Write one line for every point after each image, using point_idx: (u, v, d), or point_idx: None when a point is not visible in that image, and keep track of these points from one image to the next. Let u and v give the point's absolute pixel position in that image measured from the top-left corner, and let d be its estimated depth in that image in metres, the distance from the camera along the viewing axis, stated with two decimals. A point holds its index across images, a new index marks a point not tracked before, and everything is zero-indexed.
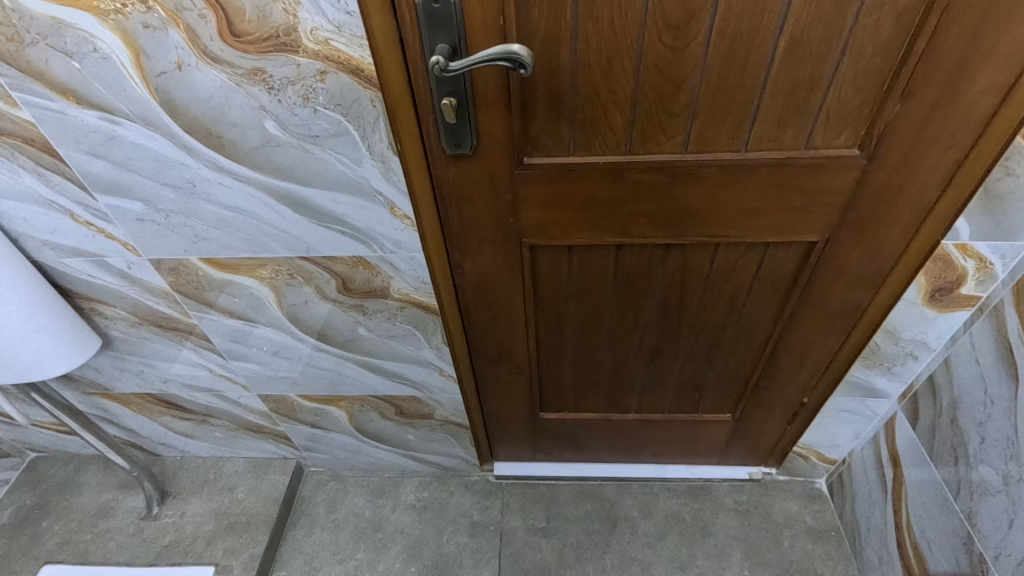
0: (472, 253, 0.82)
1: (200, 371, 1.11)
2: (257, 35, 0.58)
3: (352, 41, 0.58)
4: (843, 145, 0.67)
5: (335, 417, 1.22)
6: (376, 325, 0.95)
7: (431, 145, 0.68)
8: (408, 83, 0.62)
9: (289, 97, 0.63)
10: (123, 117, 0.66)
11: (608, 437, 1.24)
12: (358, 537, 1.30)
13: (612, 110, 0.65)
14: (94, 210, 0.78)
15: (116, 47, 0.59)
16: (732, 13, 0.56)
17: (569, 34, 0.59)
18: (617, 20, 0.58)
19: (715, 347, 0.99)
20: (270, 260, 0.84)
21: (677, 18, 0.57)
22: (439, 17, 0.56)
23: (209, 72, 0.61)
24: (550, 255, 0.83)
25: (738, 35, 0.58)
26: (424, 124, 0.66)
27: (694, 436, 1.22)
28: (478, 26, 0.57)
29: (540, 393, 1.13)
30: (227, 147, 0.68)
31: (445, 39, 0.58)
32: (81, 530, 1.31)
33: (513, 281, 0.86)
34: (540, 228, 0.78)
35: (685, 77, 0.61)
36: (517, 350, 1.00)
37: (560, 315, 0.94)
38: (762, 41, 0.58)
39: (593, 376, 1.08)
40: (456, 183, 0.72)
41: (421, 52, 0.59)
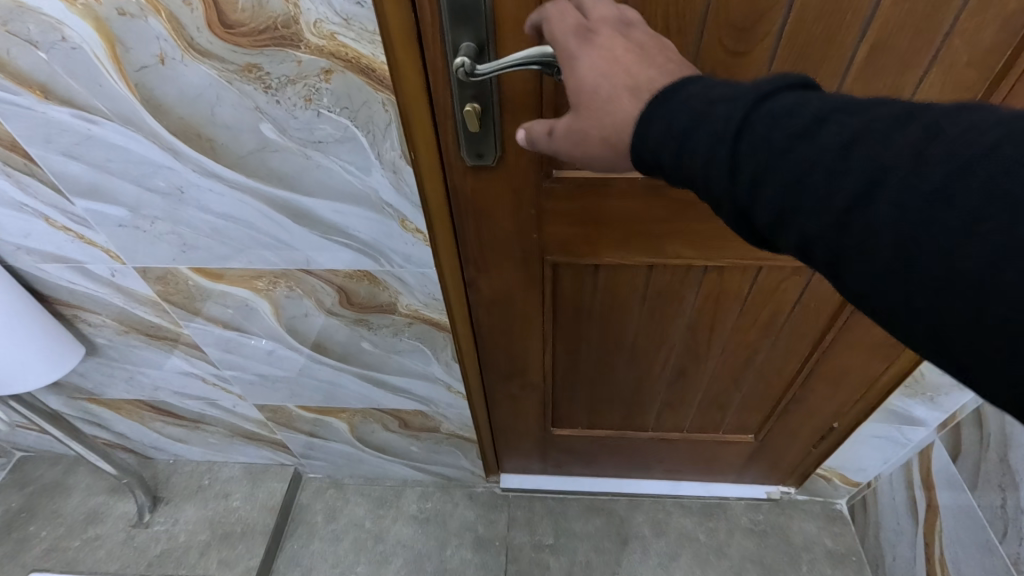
0: (488, 269, 0.74)
1: (192, 379, 1.04)
2: (252, 26, 0.49)
3: (362, 36, 0.50)
4: None
5: (335, 427, 1.15)
6: (381, 340, 0.88)
7: (449, 155, 0.60)
8: (425, 85, 0.54)
9: (288, 97, 0.55)
10: (100, 115, 0.58)
11: (621, 454, 1.18)
12: (358, 549, 1.25)
13: None
14: (72, 215, 0.70)
15: (88, 37, 0.51)
16: (809, 13, 0.48)
17: None
18: (673, 18, 0.49)
19: (744, 369, 0.92)
20: (266, 271, 0.76)
21: (743, 17, 0.49)
22: (466, 9, 0.48)
23: (196, 68, 0.53)
24: (573, 272, 0.76)
25: (812, 38, 0.50)
26: (442, 131, 0.58)
27: (713, 455, 1.16)
28: (511, 19, 0.49)
29: (552, 409, 1.07)
30: (218, 151, 0.60)
31: (470, 35, 0.50)
32: (70, 536, 1.26)
33: (532, 301, 0.79)
34: (567, 245, 0.70)
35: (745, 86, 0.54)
36: (531, 368, 0.93)
37: (580, 334, 0.87)
38: (839, 46, 0.51)
39: (610, 395, 1.01)
40: (475, 195, 0.64)
41: (442, 50, 0.51)
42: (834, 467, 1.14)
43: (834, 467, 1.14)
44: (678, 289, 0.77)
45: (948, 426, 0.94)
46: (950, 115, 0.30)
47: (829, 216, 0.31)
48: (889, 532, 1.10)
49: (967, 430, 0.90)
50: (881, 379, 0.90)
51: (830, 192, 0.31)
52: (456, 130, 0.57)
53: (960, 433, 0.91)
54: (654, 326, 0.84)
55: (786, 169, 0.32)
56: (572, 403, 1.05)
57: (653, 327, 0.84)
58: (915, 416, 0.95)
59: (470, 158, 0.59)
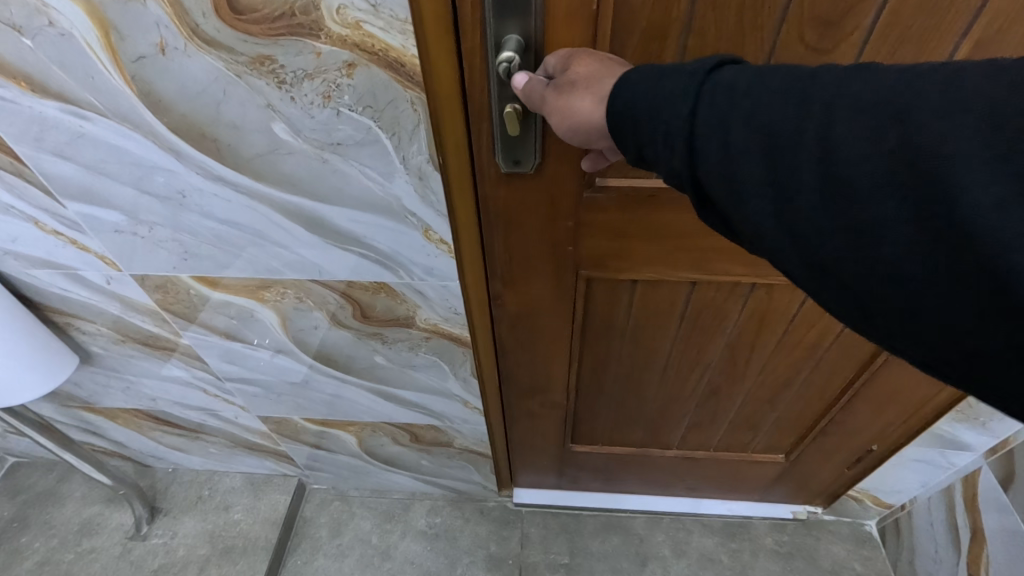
0: (515, 284, 0.68)
1: (192, 390, 0.99)
2: (266, 12, 0.43)
3: (391, 25, 0.44)
4: None
5: (342, 440, 1.10)
6: (396, 354, 0.82)
7: (482, 161, 0.54)
8: (461, 83, 0.48)
9: (305, 94, 0.48)
10: (93, 111, 0.52)
11: (642, 472, 1.13)
12: (364, 566, 1.19)
13: None
14: (63, 219, 0.64)
15: (78, 22, 0.45)
16: (907, 6, 0.43)
17: (680, 27, 0.46)
18: (749, 10, 0.44)
19: (782, 391, 0.87)
20: (274, 281, 0.70)
21: (830, 10, 0.44)
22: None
23: (201, 60, 0.46)
24: (607, 288, 0.70)
25: (907, 34, 0.45)
26: (476, 135, 0.52)
27: (739, 475, 1.11)
28: (565, 9, 0.44)
29: (572, 427, 1.01)
30: (224, 152, 0.54)
31: (516, 26, 0.44)
32: (63, 549, 1.20)
33: (561, 318, 0.73)
34: (603, 260, 0.65)
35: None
36: (554, 386, 0.87)
37: (609, 352, 0.81)
38: (938, 45, 0.45)
39: (635, 414, 0.96)
40: (507, 205, 0.58)
41: (482, 44, 0.46)
42: (867, 489, 1.09)
43: (867, 489, 1.09)
44: (720, 308, 0.72)
45: (999, 452, 0.88)
46: (879, 82, 0.30)
47: (789, 192, 0.32)
48: (926, 559, 1.04)
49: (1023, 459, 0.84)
50: (930, 402, 0.84)
51: (790, 168, 0.32)
52: (493, 134, 0.51)
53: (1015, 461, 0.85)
54: (690, 347, 0.78)
55: (740, 149, 0.33)
56: (592, 422, 1.00)
57: (688, 347, 0.79)
58: (963, 441, 0.89)
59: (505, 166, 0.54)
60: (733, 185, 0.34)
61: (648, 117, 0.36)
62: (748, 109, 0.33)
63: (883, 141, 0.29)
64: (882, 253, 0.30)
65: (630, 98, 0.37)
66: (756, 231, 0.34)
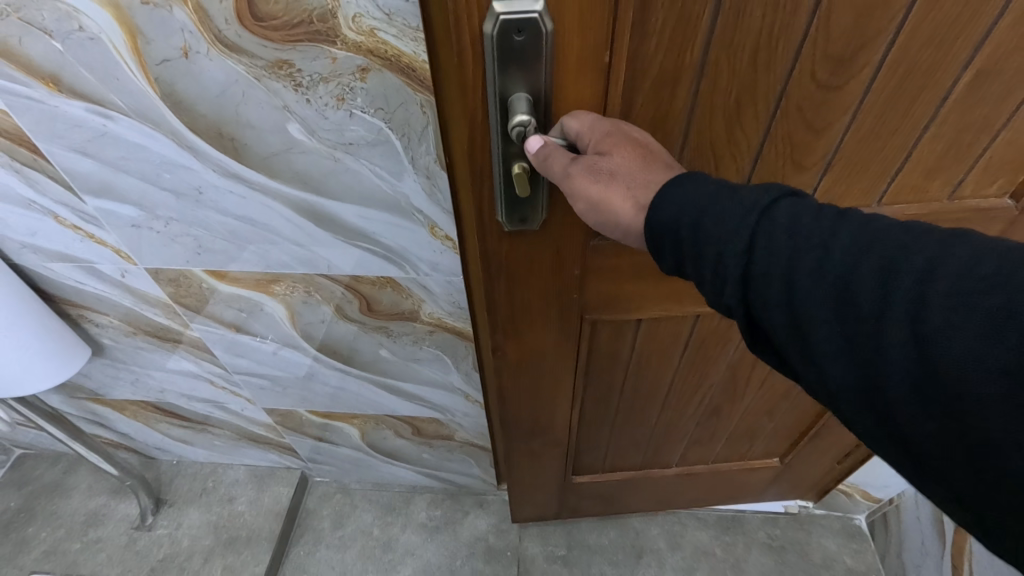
0: (519, 332, 0.68)
1: (200, 382, 1.01)
2: (285, 19, 0.46)
3: (403, 32, 0.46)
4: (993, 192, 0.60)
5: (346, 432, 1.12)
6: (400, 348, 0.84)
7: (485, 217, 0.53)
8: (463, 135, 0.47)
9: (320, 97, 0.51)
10: (117, 111, 0.54)
11: (643, 492, 1.13)
12: (366, 557, 1.22)
13: (728, 163, 0.53)
14: (82, 214, 0.67)
15: (107, 27, 0.47)
16: (914, 44, 0.45)
17: (690, 70, 0.46)
18: (761, 51, 0.45)
19: (779, 403, 0.91)
20: (284, 276, 0.73)
21: (841, 49, 0.45)
22: (518, 53, 0.41)
23: (222, 63, 0.49)
24: (612, 328, 0.73)
25: (913, 70, 0.47)
26: (478, 191, 0.51)
27: (737, 483, 1.13)
28: (575, 61, 0.43)
29: (574, 459, 1.01)
30: (241, 151, 0.57)
31: (523, 84, 0.43)
32: (70, 539, 1.23)
33: (567, 360, 0.74)
34: (610, 302, 0.68)
35: (832, 123, 0.51)
36: (558, 423, 0.87)
37: (613, 385, 0.83)
38: (940, 75, 0.48)
39: (637, 438, 0.97)
40: (511, 260, 0.58)
41: (484, 98, 0.44)
42: (856, 483, 1.12)
43: (856, 483, 1.12)
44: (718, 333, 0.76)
45: None
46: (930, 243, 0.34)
47: (843, 338, 0.35)
48: (913, 551, 1.07)
49: None
50: None
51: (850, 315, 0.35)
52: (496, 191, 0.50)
53: None
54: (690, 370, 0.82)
55: (804, 296, 0.36)
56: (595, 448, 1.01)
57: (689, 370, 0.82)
58: None
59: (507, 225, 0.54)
60: (790, 322, 0.37)
61: (706, 248, 0.39)
62: (808, 258, 0.36)
63: (940, 311, 0.32)
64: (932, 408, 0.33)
65: (679, 220, 0.40)
66: (816, 362, 0.37)
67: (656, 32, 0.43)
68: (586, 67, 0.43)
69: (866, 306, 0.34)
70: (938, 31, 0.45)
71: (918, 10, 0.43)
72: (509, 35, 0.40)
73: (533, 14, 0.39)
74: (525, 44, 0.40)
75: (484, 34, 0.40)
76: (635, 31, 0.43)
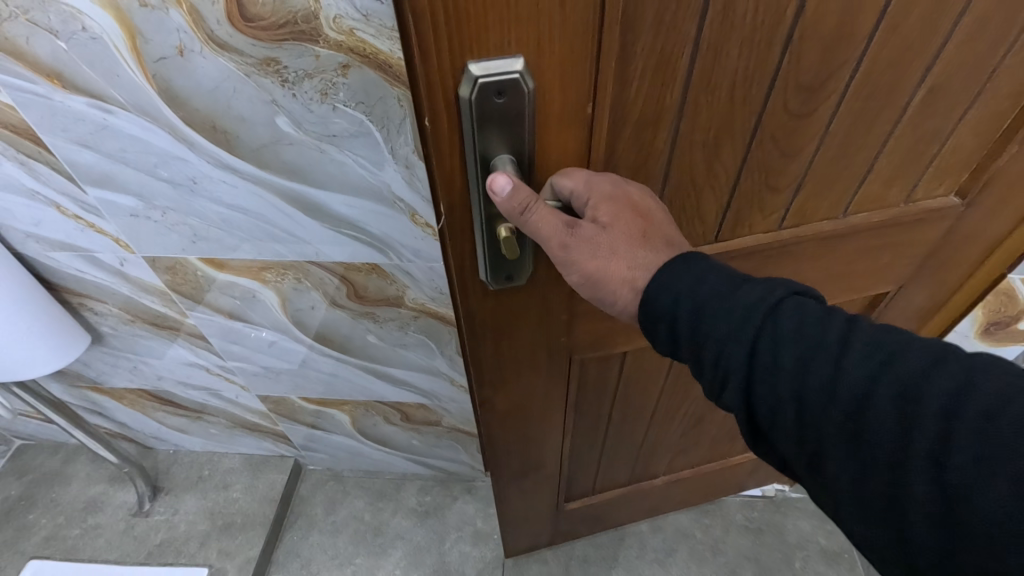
0: (510, 373, 0.69)
1: (196, 370, 1.05)
2: (272, 20, 0.50)
3: (380, 32, 0.51)
4: (942, 193, 0.64)
5: (337, 419, 1.16)
6: (387, 333, 0.89)
7: (468, 273, 0.54)
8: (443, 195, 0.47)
9: (305, 91, 0.55)
10: (116, 105, 0.58)
11: (633, 506, 1.13)
12: (357, 541, 1.26)
13: (708, 194, 0.55)
14: (83, 204, 0.71)
15: (108, 27, 0.51)
16: (876, 68, 0.48)
17: (671, 112, 0.47)
18: (738, 86, 0.46)
19: None
20: (275, 263, 0.77)
21: (812, 79, 0.47)
22: (500, 114, 0.41)
23: (214, 60, 0.53)
24: (599, 361, 0.75)
25: (875, 90, 0.50)
26: (458, 249, 0.51)
27: (720, 480, 1.16)
28: (557, 115, 0.43)
29: (566, 487, 1.00)
30: (232, 143, 0.61)
31: (505, 145, 0.43)
32: (69, 525, 1.26)
33: (559, 395, 0.76)
34: (598, 340, 0.70)
35: (803, 147, 0.53)
36: (548, 454, 0.87)
37: (601, 412, 0.85)
38: (897, 95, 0.51)
39: (623, 456, 0.98)
40: (499, 310, 0.59)
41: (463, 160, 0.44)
42: None
43: None
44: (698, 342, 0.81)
45: None
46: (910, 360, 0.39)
47: (840, 438, 0.41)
48: None
49: None
50: None
51: (831, 409, 0.42)
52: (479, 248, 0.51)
53: None
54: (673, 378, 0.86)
55: (792, 388, 0.43)
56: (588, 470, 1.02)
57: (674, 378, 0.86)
58: None
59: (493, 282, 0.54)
60: (790, 420, 0.44)
61: (706, 343, 0.46)
62: (821, 362, 0.42)
63: (939, 436, 0.37)
64: (913, 516, 0.39)
65: (680, 310, 0.46)
66: (803, 444, 0.44)
67: (637, 83, 0.44)
68: (568, 118, 0.44)
69: (865, 418, 0.40)
70: (895, 54, 0.47)
71: (879, 37, 0.46)
72: (491, 96, 0.40)
73: (513, 76, 0.39)
74: (506, 105, 0.41)
75: (461, 96, 0.40)
76: (618, 85, 0.43)
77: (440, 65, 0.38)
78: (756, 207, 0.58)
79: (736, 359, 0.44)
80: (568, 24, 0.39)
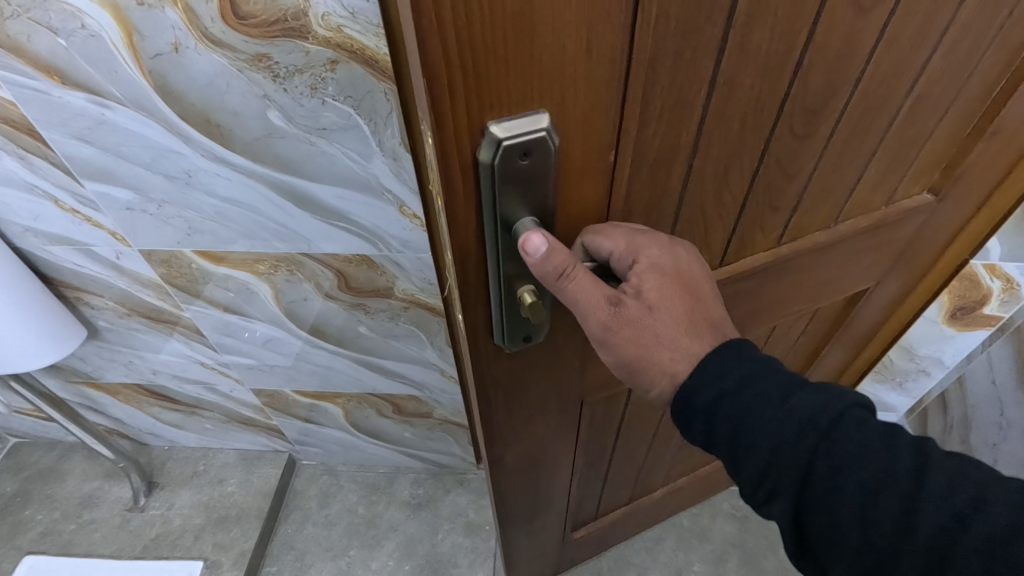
0: (523, 425, 0.66)
1: (190, 364, 1.07)
2: (264, 18, 0.53)
3: (367, 29, 0.53)
4: (918, 192, 0.64)
5: (330, 412, 1.18)
6: (377, 324, 0.91)
7: (481, 334, 0.50)
8: (459, 257, 0.43)
9: (296, 86, 0.58)
10: (114, 100, 0.61)
11: (633, 518, 1.12)
12: (351, 533, 1.28)
13: (714, 222, 0.53)
14: (81, 197, 0.73)
15: (106, 25, 0.54)
16: (872, 85, 0.47)
17: (685, 148, 0.45)
18: (749, 115, 0.44)
19: None
20: (268, 255, 0.79)
21: (815, 101, 0.46)
22: (524, 175, 0.39)
23: (208, 56, 0.56)
24: (605, 400, 0.74)
25: (869, 105, 0.49)
26: (472, 309, 0.48)
27: (712, 481, 1.18)
28: (577, 164, 0.41)
29: (572, 516, 0.98)
30: (226, 136, 0.63)
31: (528, 207, 0.41)
32: (65, 520, 1.28)
33: (566, 437, 0.75)
34: (605, 383, 0.69)
35: (802, 166, 0.52)
36: (555, 491, 0.85)
37: (605, 445, 0.84)
38: (889, 107, 0.50)
39: (623, 477, 0.98)
40: (509, 369, 0.56)
41: (479, 220, 0.41)
42: None
43: None
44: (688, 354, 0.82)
45: (917, 412, 1.03)
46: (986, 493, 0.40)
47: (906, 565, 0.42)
48: None
49: (931, 414, 1.02)
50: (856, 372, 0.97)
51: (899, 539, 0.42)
52: (495, 308, 0.48)
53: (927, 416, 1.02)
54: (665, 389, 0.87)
55: (856, 512, 0.43)
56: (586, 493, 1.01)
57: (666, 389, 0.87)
58: (886, 402, 1.03)
59: (512, 343, 0.51)
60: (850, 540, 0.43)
61: (750, 453, 0.45)
62: (890, 485, 0.42)
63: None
64: None
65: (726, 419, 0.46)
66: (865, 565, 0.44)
67: (655, 123, 0.42)
68: (588, 166, 0.42)
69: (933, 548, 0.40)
70: (889, 68, 0.46)
71: (877, 54, 0.45)
72: (516, 157, 0.37)
73: (536, 133, 0.37)
74: (531, 165, 0.38)
75: (482, 159, 0.37)
76: (638, 130, 0.42)
77: (460, 123, 0.35)
78: (756, 227, 0.56)
79: (789, 474, 0.44)
80: (589, 71, 0.36)
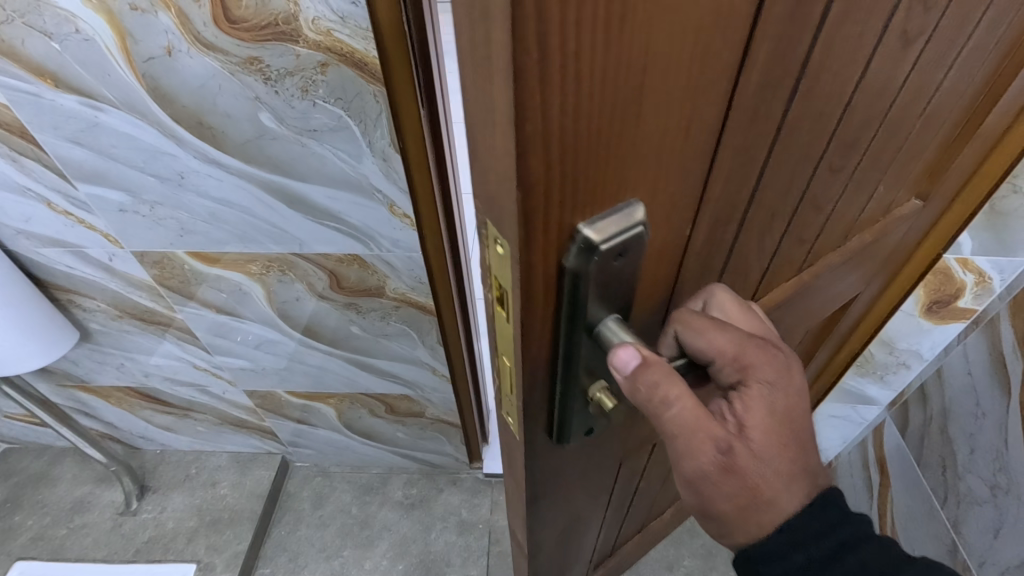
0: (563, 506, 0.56)
1: (183, 365, 1.07)
2: (255, 22, 0.54)
3: (356, 32, 0.55)
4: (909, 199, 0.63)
5: (323, 413, 1.19)
6: (369, 324, 0.92)
7: (536, 435, 0.42)
8: (523, 364, 0.36)
9: (287, 88, 0.59)
10: (107, 103, 0.62)
11: (647, 541, 1.07)
12: (344, 534, 1.28)
13: (752, 268, 0.48)
14: (74, 200, 0.74)
15: (100, 29, 0.55)
16: (905, 107, 0.45)
17: (744, 204, 0.40)
18: (803, 159, 0.40)
19: None
20: (260, 255, 0.80)
21: (858, 134, 0.43)
22: (615, 276, 0.32)
23: (200, 60, 0.57)
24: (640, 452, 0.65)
25: (897, 128, 0.47)
26: (531, 415, 0.40)
27: None
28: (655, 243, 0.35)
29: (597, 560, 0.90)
30: (218, 138, 0.65)
31: (612, 308, 0.34)
32: (56, 525, 1.27)
33: (602, 499, 0.65)
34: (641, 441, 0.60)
35: (833, 197, 0.49)
36: (584, 548, 0.76)
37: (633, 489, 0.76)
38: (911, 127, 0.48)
39: (644, 510, 0.91)
40: (557, 465, 0.48)
41: (555, 325, 0.34)
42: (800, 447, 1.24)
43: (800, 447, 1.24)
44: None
45: (897, 404, 1.06)
46: None
47: None
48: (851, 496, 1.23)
49: (912, 406, 1.02)
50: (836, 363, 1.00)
51: None
52: (557, 409, 0.40)
53: (907, 409, 1.03)
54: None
55: None
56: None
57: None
58: (868, 396, 1.09)
59: (565, 443, 0.44)
60: None
61: None
62: None
63: None
64: None
65: None
66: None
67: (725, 184, 0.36)
68: (664, 247, 0.36)
69: None
70: (920, 89, 0.44)
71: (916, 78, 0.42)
72: (610, 261, 0.31)
73: (632, 227, 0.30)
74: (624, 265, 0.32)
75: (569, 262, 0.30)
76: (711, 195, 0.36)
77: (553, 218, 0.28)
78: (785, 263, 0.52)
79: None
80: (680, 144, 0.30)
